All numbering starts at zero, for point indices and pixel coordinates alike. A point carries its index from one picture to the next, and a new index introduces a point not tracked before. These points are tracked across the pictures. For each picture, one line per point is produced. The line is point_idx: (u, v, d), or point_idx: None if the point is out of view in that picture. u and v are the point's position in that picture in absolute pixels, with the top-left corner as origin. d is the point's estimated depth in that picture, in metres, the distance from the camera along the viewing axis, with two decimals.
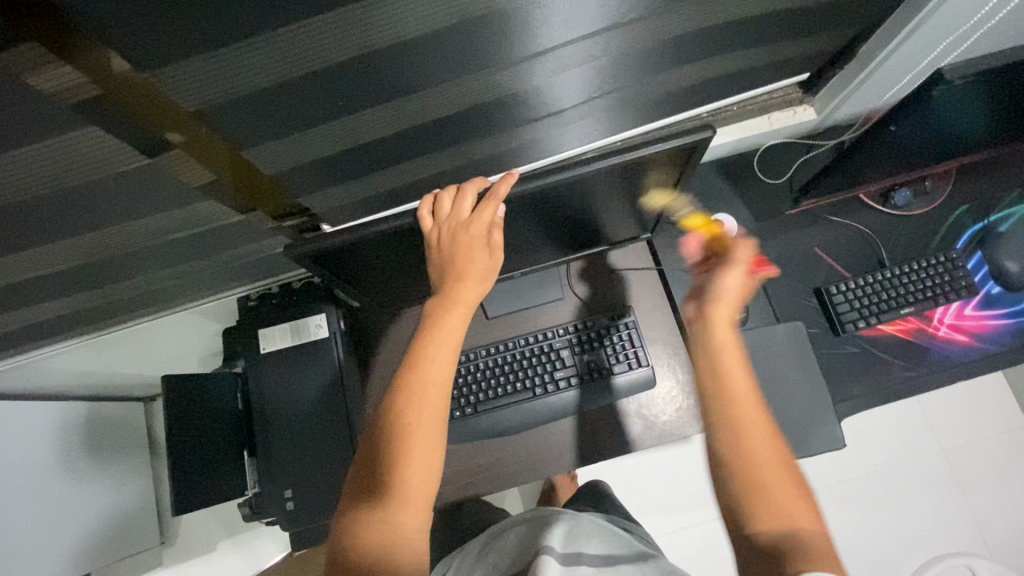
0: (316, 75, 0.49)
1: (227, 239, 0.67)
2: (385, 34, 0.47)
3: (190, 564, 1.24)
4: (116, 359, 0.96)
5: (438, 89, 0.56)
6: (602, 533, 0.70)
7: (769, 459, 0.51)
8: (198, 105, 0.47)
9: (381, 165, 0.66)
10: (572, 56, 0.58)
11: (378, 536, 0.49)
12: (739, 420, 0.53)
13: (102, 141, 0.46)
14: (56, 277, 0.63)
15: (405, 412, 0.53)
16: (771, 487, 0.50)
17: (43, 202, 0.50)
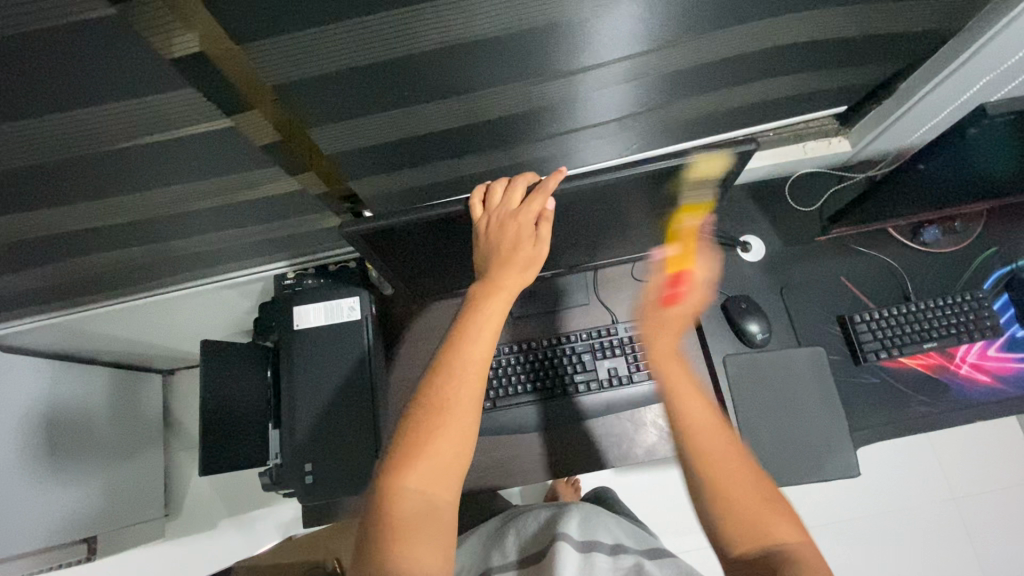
0: (388, 66, 0.52)
1: (273, 214, 0.70)
2: (459, 33, 0.50)
3: (190, 537, 1.27)
4: (148, 325, 0.99)
5: (492, 91, 0.59)
6: (612, 530, 0.77)
7: (736, 481, 0.53)
8: (279, 81, 0.51)
9: (429, 159, 0.68)
10: (620, 71, 0.61)
11: (412, 507, 0.51)
12: (702, 448, 0.55)
13: (188, 102, 0.49)
14: (104, 230, 0.66)
15: (444, 389, 0.55)
16: (742, 511, 0.52)
17: (113, 155, 0.54)
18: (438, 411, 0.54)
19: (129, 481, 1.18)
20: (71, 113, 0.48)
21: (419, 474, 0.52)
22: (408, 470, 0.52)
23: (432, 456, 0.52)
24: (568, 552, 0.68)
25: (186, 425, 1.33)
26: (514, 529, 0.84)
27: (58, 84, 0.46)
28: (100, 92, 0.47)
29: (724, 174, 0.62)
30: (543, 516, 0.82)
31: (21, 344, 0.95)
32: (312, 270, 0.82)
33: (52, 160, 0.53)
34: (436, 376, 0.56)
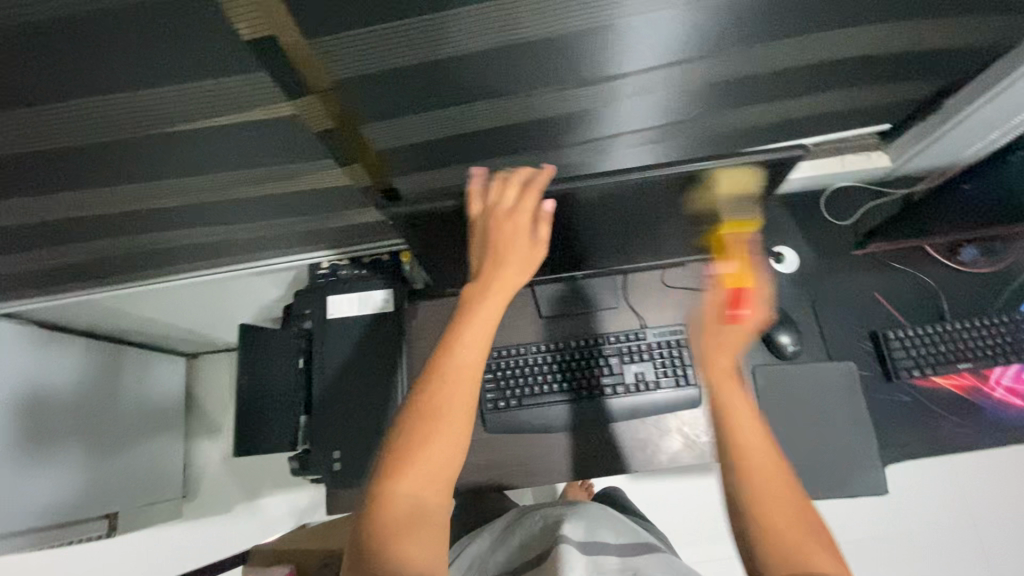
0: (448, 63, 0.53)
1: (313, 206, 0.70)
2: (519, 32, 0.51)
3: (207, 520, 1.28)
4: (180, 307, 1.01)
5: (540, 95, 0.59)
6: (615, 533, 0.77)
7: (778, 505, 0.51)
8: (340, 75, 0.52)
9: (470, 159, 0.69)
10: (665, 79, 0.61)
11: (404, 511, 0.51)
12: (753, 467, 0.53)
13: (250, 88, 0.50)
14: (149, 213, 0.67)
15: (437, 392, 0.55)
16: (781, 536, 0.50)
17: (168, 140, 0.55)
18: (431, 415, 0.54)
19: (145, 464, 1.19)
20: (131, 97, 0.49)
21: (408, 481, 0.52)
22: (400, 474, 0.52)
23: (423, 461, 0.53)
24: (572, 555, 0.67)
25: (207, 409, 1.35)
26: (520, 529, 0.84)
27: (120, 68, 0.46)
28: (159, 77, 0.48)
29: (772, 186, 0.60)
30: (549, 517, 0.82)
31: (55, 317, 0.99)
32: (346, 261, 0.82)
33: (108, 142, 0.54)
34: (430, 381, 0.56)
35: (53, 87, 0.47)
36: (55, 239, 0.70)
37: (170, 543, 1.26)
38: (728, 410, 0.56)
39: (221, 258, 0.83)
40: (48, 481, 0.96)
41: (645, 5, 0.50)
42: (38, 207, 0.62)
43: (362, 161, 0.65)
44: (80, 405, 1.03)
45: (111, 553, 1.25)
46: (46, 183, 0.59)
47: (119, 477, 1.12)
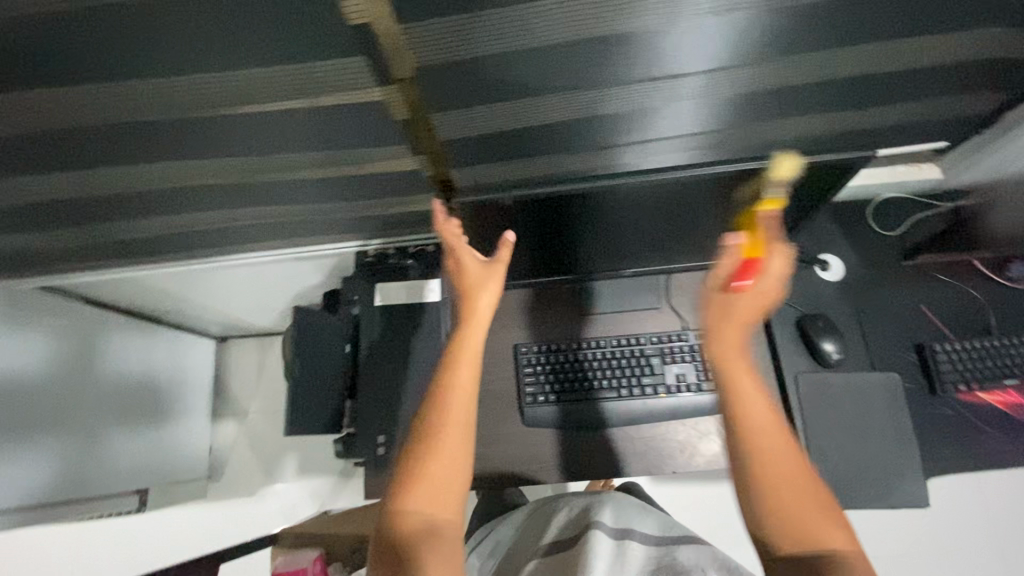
0: (529, 54, 0.52)
1: (369, 190, 0.69)
2: (604, 26, 0.50)
3: (231, 502, 1.30)
4: (219, 288, 1.02)
5: (596, 91, 0.58)
6: (643, 518, 0.77)
7: (786, 484, 0.51)
8: (423, 62, 0.51)
9: (530, 153, 0.68)
10: (725, 84, 0.59)
11: (418, 526, 0.56)
12: (759, 448, 0.53)
13: (339, 70, 0.50)
14: (201, 193, 0.66)
15: (437, 414, 0.62)
16: (792, 515, 0.50)
17: (236, 121, 0.54)
18: (433, 435, 0.60)
19: (165, 448, 1.19)
20: (208, 75, 0.48)
21: (420, 494, 0.57)
22: (411, 493, 0.57)
23: (428, 479, 0.58)
24: (599, 547, 0.68)
25: (233, 392, 1.37)
26: (548, 517, 0.84)
27: (201, 50, 0.46)
28: (238, 59, 0.47)
29: (823, 189, 0.65)
30: (577, 506, 0.83)
31: (98, 292, 0.99)
32: (392, 251, 0.83)
33: (169, 122, 0.53)
34: (428, 408, 0.63)
35: (128, 67, 0.47)
36: (106, 217, 0.69)
37: None
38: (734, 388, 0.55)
39: (265, 244, 0.83)
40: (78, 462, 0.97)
41: (711, 4, 0.49)
42: (92, 185, 0.62)
43: (427, 151, 0.65)
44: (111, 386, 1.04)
45: None
46: (101, 162, 0.59)
47: (144, 456, 1.13)
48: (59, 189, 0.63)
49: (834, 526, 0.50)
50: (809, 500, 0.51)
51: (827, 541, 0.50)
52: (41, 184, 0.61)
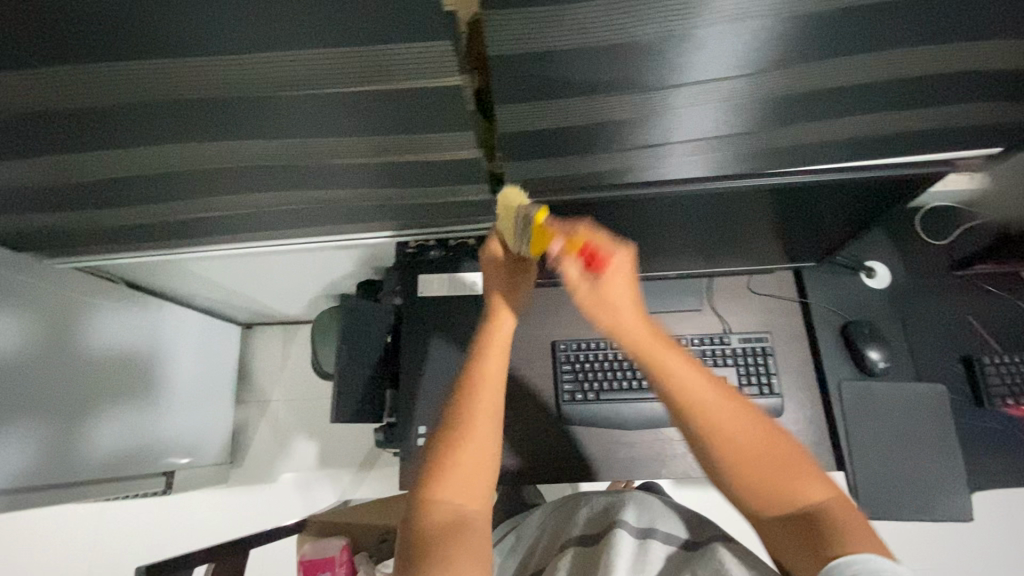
0: (608, 51, 0.51)
1: (420, 180, 0.66)
2: (693, 25, 0.48)
3: (251, 489, 1.30)
4: (247, 273, 1.00)
5: (609, 96, 0.57)
6: (668, 515, 0.75)
7: (743, 447, 0.54)
8: (502, 55, 0.49)
9: (588, 150, 0.65)
10: (734, 88, 0.57)
11: (446, 517, 0.54)
12: (701, 414, 0.55)
13: (416, 59, 0.48)
14: (243, 178, 0.63)
15: (466, 405, 0.61)
16: (759, 477, 0.53)
17: (303, 103, 0.52)
18: (463, 425, 0.59)
19: (191, 437, 1.18)
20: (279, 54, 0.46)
21: (449, 486, 0.56)
22: (439, 483, 0.56)
23: (457, 468, 0.57)
24: (621, 547, 0.66)
25: (257, 379, 1.37)
26: (569, 512, 0.82)
27: (273, 32, 0.44)
28: (309, 41, 0.45)
29: (899, 194, 0.64)
30: (600, 502, 0.81)
31: (137, 277, 1.00)
32: (432, 242, 0.83)
33: (225, 101, 0.51)
34: (458, 399, 0.62)
35: (193, 43, 0.45)
36: (148, 200, 0.67)
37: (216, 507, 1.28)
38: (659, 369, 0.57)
39: (302, 236, 0.81)
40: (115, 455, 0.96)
41: (723, 13, 0.47)
42: (134, 166, 0.60)
43: (489, 141, 0.64)
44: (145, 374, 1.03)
45: (160, 511, 1.27)
46: (146, 139, 0.56)
47: (175, 444, 1.12)
48: (97, 168, 0.60)
49: (804, 479, 0.52)
50: (770, 459, 0.53)
51: (800, 494, 0.52)
52: (79, 163, 0.59)
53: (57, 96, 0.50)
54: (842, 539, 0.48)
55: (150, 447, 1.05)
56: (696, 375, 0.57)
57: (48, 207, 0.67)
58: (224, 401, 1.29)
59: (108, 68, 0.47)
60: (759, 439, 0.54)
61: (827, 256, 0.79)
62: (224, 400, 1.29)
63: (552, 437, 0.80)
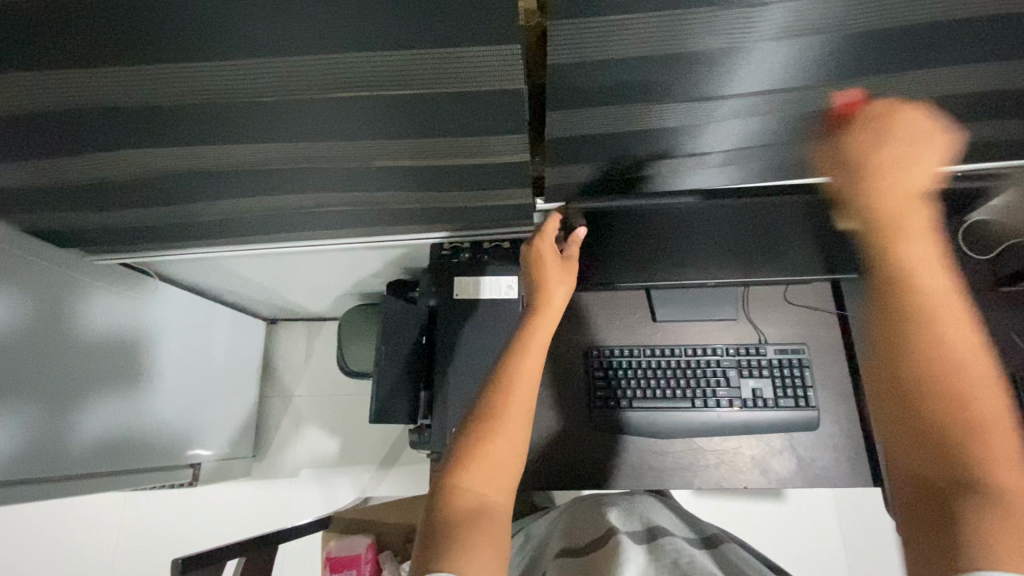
0: (668, 59, 0.48)
1: (464, 182, 0.66)
2: (759, 35, 0.46)
3: (273, 482, 1.31)
4: (278, 269, 1.00)
5: (660, 106, 0.55)
6: (667, 519, 0.73)
7: (947, 382, 0.45)
8: (559, 61, 0.48)
9: (636, 157, 0.64)
10: (783, 99, 0.54)
11: (467, 504, 0.53)
12: (933, 333, 0.47)
13: (474, 62, 0.47)
14: (285, 177, 0.63)
15: (501, 398, 0.61)
16: (945, 420, 0.44)
17: (356, 105, 0.51)
18: (495, 418, 0.59)
19: (215, 431, 1.19)
20: (338, 58, 0.46)
21: (475, 475, 0.55)
22: (466, 472, 0.55)
23: (487, 458, 0.57)
24: (626, 551, 0.64)
25: (281, 373, 1.38)
26: (562, 518, 0.79)
27: (332, 36, 0.44)
28: (369, 45, 0.45)
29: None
30: (595, 506, 0.78)
31: (170, 271, 1.01)
32: (467, 244, 0.84)
33: (275, 103, 0.50)
34: (491, 392, 0.62)
35: (248, 47, 0.44)
36: (189, 198, 0.66)
37: (238, 499, 1.30)
38: (912, 275, 0.50)
39: (338, 236, 0.81)
40: (138, 447, 0.96)
41: (772, 28, 0.45)
42: (176, 164, 0.59)
43: (535, 144, 0.64)
44: (170, 368, 1.03)
45: (183, 501, 1.29)
46: (190, 138, 0.55)
47: (200, 437, 1.13)
48: (137, 165, 0.59)
49: (996, 453, 0.42)
50: (975, 404, 0.44)
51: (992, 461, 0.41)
52: (121, 159, 0.58)
53: (102, 95, 0.49)
54: (995, 542, 0.38)
55: (173, 441, 1.06)
56: (948, 301, 0.48)
57: (90, 204, 0.67)
58: (247, 396, 1.29)
59: (159, 70, 0.46)
60: (978, 390, 0.45)
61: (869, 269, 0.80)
62: (247, 395, 1.30)
63: (586, 443, 0.80)
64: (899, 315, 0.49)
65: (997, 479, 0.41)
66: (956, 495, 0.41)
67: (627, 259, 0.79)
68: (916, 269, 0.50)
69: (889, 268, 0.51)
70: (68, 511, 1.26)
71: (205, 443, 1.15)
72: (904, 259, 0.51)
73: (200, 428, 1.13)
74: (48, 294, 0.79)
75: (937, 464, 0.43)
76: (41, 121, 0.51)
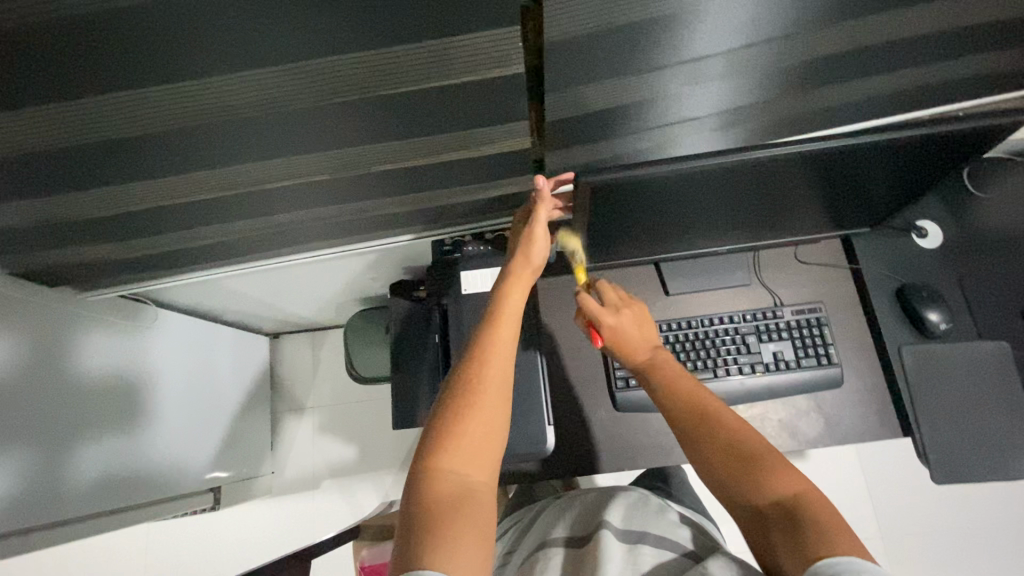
0: (662, 22, 0.46)
1: (463, 175, 0.64)
2: None
3: (293, 497, 1.30)
4: (277, 284, 0.98)
5: (660, 70, 0.52)
6: (666, 522, 0.70)
7: (739, 446, 0.58)
8: (556, 38, 0.46)
9: (638, 130, 0.62)
10: (788, 54, 0.52)
11: (449, 487, 0.52)
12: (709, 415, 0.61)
13: (468, 47, 0.44)
14: (278, 195, 0.60)
15: (475, 376, 0.59)
16: (750, 472, 0.55)
17: (348, 109, 0.49)
18: (470, 395, 0.58)
19: (229, 452, 1.17)
20: (322, 61, 0.43)
21: (456, 456, 0.54)
22: (446, 453, 0.54)
23: (465, 437, 0.55)
24: (610, 550, 0.63)
25: (291, 388, 1.36)
26: (555, 515, 0.77)
27: (313, 38, 0.41)
28: (354, 43, 0.42)
29: (962, 154, 0.63)
30: (590, 504, 0.76)
31: (165, 297, 0.98)
32: (468, 237, 0.82)
33: (258, 116, 0.47)
34: (466, 368, 0.60)
35: (221, 59, 0.41)
36: (181, 225, 0.64)
37: (263, 516, 1.29)
38: (674, 383, 0.66)
39: (335, 246, 0.79)
40: (147, 479, 0.94)
41: None
42: (162, 193, 0.56)
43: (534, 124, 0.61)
44: (174, 394, 1.01)
45: (204, 527, 1.28)
46: (172, 164, 0.52)
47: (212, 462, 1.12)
48: (120, 198, 0.56)
49: (793, 480, 0.54)
50: (760, 451, 0.57)
51: (793, 491, 0.53)
52: (102, 194, 0.55)
53: (72, 129, 0.46)
54: (827, 534, 0.48)
55: (183, 469, 1.04)
56: (705, 391, 0.64)
57: (81, 240, 0.64)
58: (258, 415, 1.28)
59: (128, 95, 0.43)
60: (753, 441, 0.58)
61: (881, 220, 0.78)
62: (258, 414, 1.28)
63: (611, 426, 0.79)
64: (689, 410, 0.63)
65: (800, 500, 0.52)
66: (788, 517, 0.51)
67: (637, 237, 0.77)
68: (675, 379, 0.67)
69: (661, 385, 0.67)
70: (88, 551, 1.25)
71: (219, 466, 1.14)
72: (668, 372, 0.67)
73: (212, 452, 1.11)
74: (42, 335, 0.76)
75: (758, 502, 0.54)
76: (18, 162, 0.49)
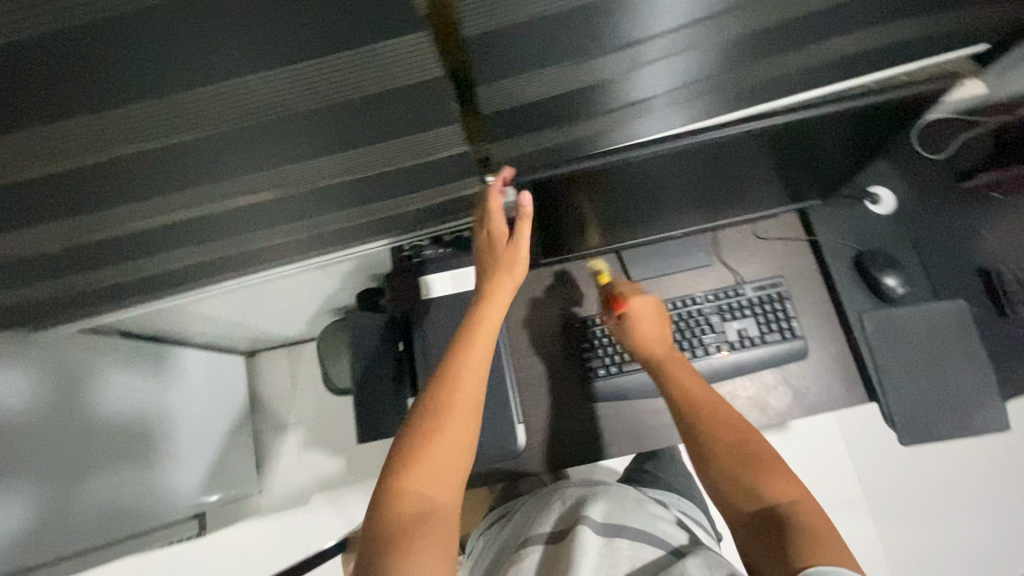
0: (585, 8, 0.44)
1: (409, 182, 0.62)
2: None
3: (284, 515, 1.29)
4: (241, 303, 0.96)
5: (594, 57, 0.50)
6: (642, 518, 0.71)
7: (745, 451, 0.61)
8: (478, 31, 0.44)
9: (579, 117, 0.60)
10: (726, 34, 0.51)
11: (411, 506, 0.52)
12: (716, 417, 0.64)
13: (386, 53, 0.42)
14: (219, 219, 0.58)
15: (444, 395, 0.59)
16: (755, 476, 0.59)
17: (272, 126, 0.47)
18: (439, 414, 0.58)
19: (214, 478, 1.15)
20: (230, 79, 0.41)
21: (418, 475, 0.54)
22: (410, 472, 0.54)
23: (432, 455, 0.55)
24: (585, 546, 0.63)
25: (273, 406, 1.35)
26: (532, 512, 0.78)
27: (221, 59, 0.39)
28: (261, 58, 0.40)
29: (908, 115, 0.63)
30: (568, 501, 0.76)
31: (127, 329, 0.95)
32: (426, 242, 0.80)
33: (180, 141, 0.45)
34: (438, 384, 0.60)
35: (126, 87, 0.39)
36: (123, 258, 0.62)
37: (255, 537, 1.28)
38: (683, 381, 0.69)
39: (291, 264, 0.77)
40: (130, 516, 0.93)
41: None
42: (95, 228, 0.54)
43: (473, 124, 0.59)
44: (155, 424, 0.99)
45: (195, 556, 1.26)
46: (98, 198, 0.50)
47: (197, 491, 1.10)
48: (51, 238, 0.54)
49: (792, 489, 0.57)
50: (765, 458, 0.60)
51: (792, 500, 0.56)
52: (30, 235, 0.53)
53: None
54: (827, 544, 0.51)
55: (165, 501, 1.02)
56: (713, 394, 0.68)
57: (20, 283, 0.62)
58: (241, 438, 1.26)
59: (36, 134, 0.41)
60: (758, 448, 0.61)
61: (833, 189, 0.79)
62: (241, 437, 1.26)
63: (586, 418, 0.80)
64: (697, 408, 0.66)
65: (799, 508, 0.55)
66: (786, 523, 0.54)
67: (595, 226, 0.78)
68: (685, 380, 0.69)
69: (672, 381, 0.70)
70: None
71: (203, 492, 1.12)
72: (677, 372, 0.70)
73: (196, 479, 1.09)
74: None
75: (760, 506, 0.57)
76: None
